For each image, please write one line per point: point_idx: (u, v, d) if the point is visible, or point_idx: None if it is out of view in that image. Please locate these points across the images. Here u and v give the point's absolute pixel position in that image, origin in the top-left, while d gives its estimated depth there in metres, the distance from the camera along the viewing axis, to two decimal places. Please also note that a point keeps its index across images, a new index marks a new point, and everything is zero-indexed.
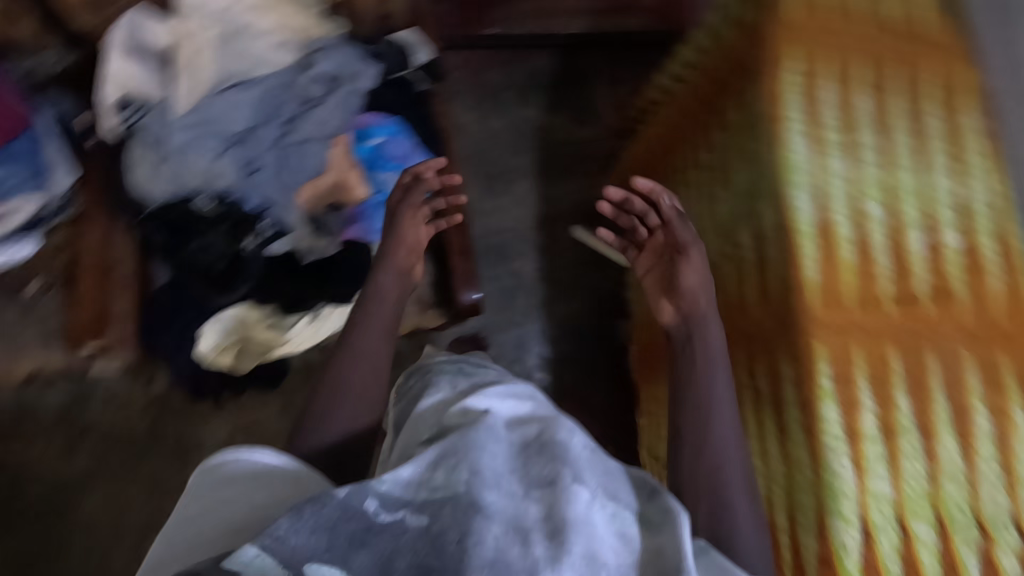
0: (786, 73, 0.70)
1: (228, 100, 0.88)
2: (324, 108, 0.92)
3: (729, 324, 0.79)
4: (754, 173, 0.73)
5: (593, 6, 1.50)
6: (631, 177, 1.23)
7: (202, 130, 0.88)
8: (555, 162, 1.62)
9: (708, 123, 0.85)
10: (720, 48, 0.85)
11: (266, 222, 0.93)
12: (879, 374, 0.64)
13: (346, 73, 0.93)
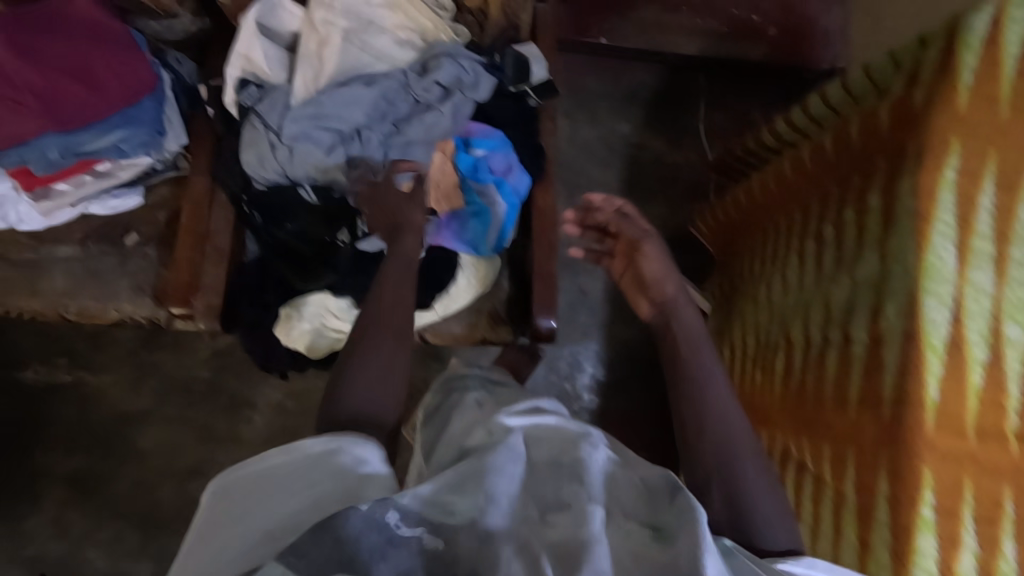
0: (945, 168, 0.63)
1: (344, 94, 0.87)
2: (435, 114, 0.90)
3: (822, 415, 0.76)
4: (886, 268, 0.67)
5: (710, 30, 1.44)
6: (730, 220, 1.18)
7: (316, 122, 0.87)
8: (642, 182, 1.57)
9: (840, 197, 0.80)
10: (866, 116, 0.78)
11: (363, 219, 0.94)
12: (988, 515, 0.60)
13: (464, 81, 0.90)
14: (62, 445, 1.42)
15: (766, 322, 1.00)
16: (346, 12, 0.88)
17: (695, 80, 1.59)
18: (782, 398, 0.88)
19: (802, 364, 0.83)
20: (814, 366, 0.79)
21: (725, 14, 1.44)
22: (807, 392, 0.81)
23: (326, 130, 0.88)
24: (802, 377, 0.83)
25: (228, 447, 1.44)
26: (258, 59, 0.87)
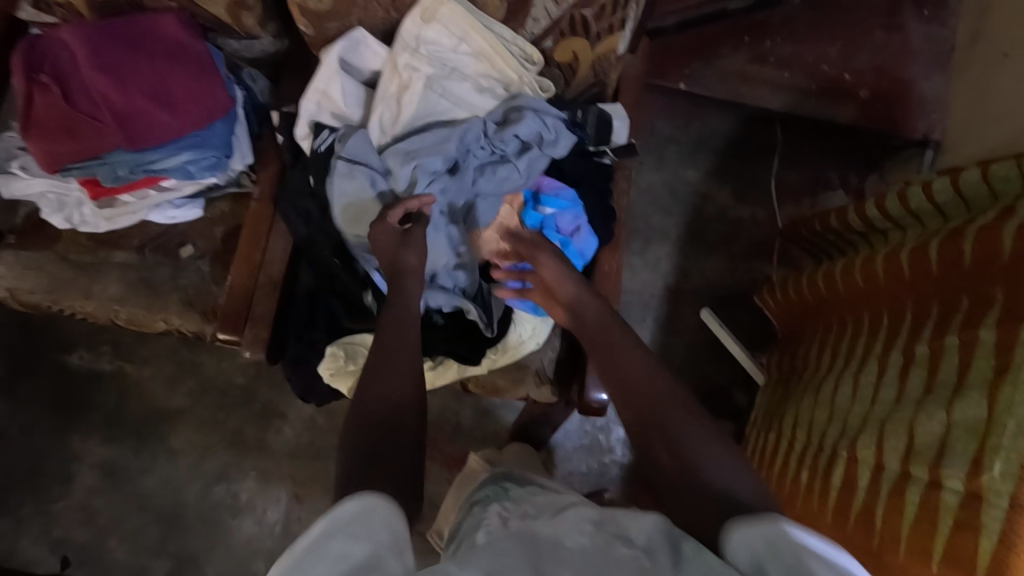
0: None
1: (422, 146, 0.86)
2: (513, 168, 0.87)
3: (895, 554, 0.71)
4: (991, 419, 0.62)
5: (799, 86, 1.36)
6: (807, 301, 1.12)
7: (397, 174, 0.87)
8: (702, 234, 1.50)
9: (944, 320, 0.73)
10: (978, 235, 0.71)
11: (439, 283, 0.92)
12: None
13: (543, 134, 0.86)
14: (96, 432, 1.43)
15: (824, 426, 0.94)
16: (430, 60, 0.85)
17: (771, 133, 1.52)
18: (838, 519, 0.82)
19: (870, 491, 0.77)
20: (887, 500, 0.74)
21: (817, 69, 1.36)
22: (876, 525, 0.74)
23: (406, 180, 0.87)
24: (868, 504, 0.77)
25: (255, 454, 1.43)
26: (336, 95, 0.87)
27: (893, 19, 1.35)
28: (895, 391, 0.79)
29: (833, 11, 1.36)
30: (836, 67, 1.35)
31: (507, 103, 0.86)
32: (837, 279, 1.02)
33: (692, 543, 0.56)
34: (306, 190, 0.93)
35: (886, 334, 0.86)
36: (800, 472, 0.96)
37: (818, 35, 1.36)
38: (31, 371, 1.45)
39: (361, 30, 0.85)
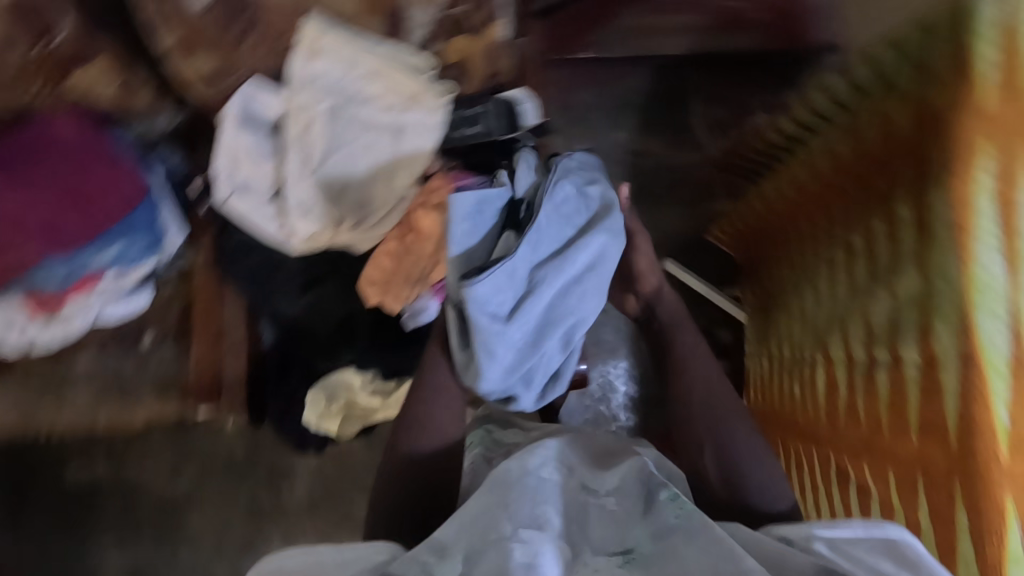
0: (977, 173, 0.60)
1: (508, 296, 0.69)
2: (583, 292, 0.73)
3: (883, 442, 0.73)
4: (929, 285, 0.65)
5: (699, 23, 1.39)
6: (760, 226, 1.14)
7: (493, 343, 0.70)
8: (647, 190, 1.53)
9: (871, 208, 0.76)
10: (882, 121, 0.74)
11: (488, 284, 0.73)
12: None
13: (597, 244, 0.73)
14: (113, 537, 1.42)
15: (803, 336, 0.97)
16: (330, 90, 0.86)
17: (686, 77, 1.55)
18: (832, 415, 0.85)
19: (849, 386, 0.80)
20: (864, 390, 0.76)
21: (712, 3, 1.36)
22: (863, 412, 0.77)
23: (499, 348, 0.70)
24: (852, 395, 0.80)
25: (274, 518, 1.43)
26: (246, 148, 0.88)
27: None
28: (848, 288, 0.82)
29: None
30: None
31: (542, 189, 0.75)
32: (775, 199, 1.05)
33: (668, 488, 0.60)
34: (245, 249, 0.93)
35: (828, 235, 0.88)
36: (795, 389, 0.98)
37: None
38: (30, 496, 1.43)
39: (256, 77, 0.86)
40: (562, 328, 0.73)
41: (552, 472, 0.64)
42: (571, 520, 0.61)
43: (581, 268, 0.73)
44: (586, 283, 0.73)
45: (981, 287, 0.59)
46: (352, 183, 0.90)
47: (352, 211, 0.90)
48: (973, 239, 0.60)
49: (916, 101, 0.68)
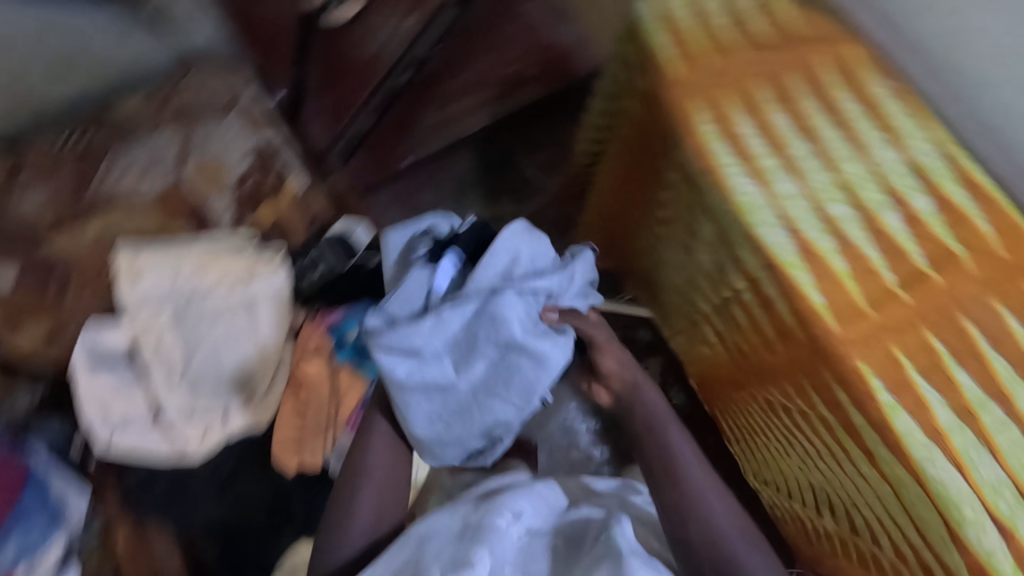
0: (700, 125, 0.72)
1: (428, 359, 0.71)
2: (510, 389, 0.73)
3: (767, 363, 0.79)
4: (717, 223, 0.74)
5: None
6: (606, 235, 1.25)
7: (402, 392, 0.73)
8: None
9: (654, 183, 0.88)
10: (627, 116, 0.88)
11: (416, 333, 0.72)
12: (964, 347, 0.63)
13: (536, 354, 0.72)
14: None
15: (681, 307, 1.04)
16: (168, 298, 0.91)
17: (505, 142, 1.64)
18: (732, 360, 0.92)
19: (725, 328, 0.87)
20: (733, 325, 0.84)
21: (489, 78, 1.42)
22: (744, 346, 0.84)
23: (407, 401, 0.73)
24: (730, 334, 0.87)
25: None
26: (109, 386, 0.88)
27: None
28: (678, 252, 0.91)
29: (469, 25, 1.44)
30: (500, 62, 1.43)
31: (506, 267, 0.74)
32: (598, 217, 1.12)
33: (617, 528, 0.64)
34: (146, 481, 0.89)
35: (646, 219, 0.98)
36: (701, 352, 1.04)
37: (467, 55, 1.43)
38: None
39: (93, 318, 0.88)
40: (477, 411, 0.74)
41: (505, 519, 0.66)
42: (526, 561, 0.65)
43: (513, 368, 0.72)
44: (515, 381, 0.72)
45: (747, 207, 0.69)
46: (226, 369, 0.92)
47: (237, 392, 0.93)
48: (723, 175, 0.70)
49: (638, 92, 0.82)
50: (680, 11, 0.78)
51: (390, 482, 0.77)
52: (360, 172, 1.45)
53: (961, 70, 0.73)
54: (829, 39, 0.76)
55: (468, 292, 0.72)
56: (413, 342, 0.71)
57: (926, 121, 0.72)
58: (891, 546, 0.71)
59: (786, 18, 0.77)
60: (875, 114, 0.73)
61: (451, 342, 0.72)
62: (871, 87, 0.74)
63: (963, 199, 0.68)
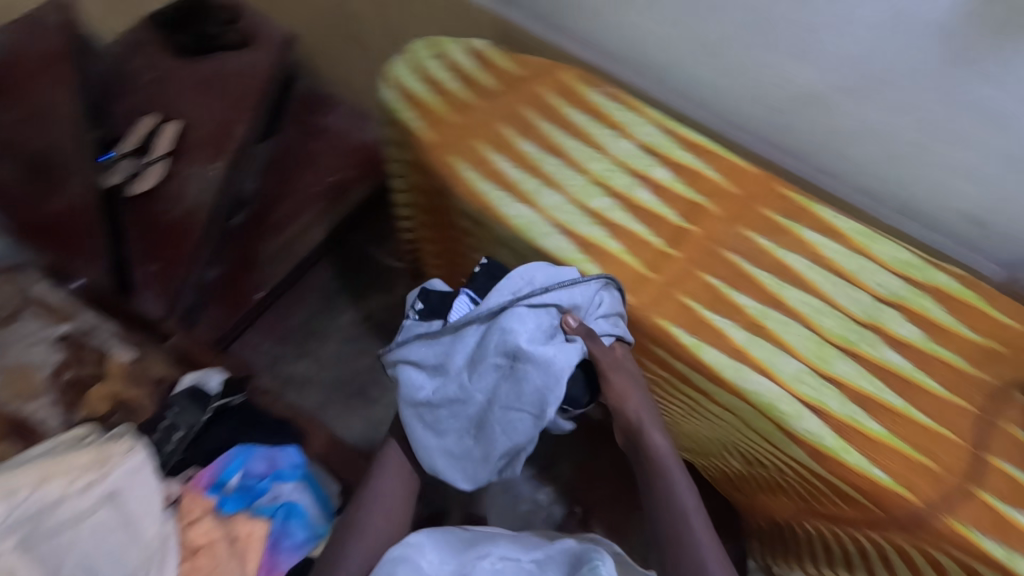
0: (463, 172, 0.81)
1: (450, 379, 0.69)
2: (520, 399, 0.66)
3: None
4: (512, 249, 0.82)
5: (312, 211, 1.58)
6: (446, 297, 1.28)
7: (428, 413, 0.71)
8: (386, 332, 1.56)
9: (457, 235, 0.95)
10: (415, 186, 0.96)
11: (428, 359, 0.71)
12: (734, 276, 0.73)
13: (542, 366, 0.65)
14: None
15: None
16: (7, 526, 0.73)
17: (353, 243, 1.64)
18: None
19: None
20: None
21: (312, 192, 1.47)
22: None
23: (434, 420, 0.71)
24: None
25: None
26: None
27: (307, 118, 1.54)
28: None
29: (280, 150, 1.49)
30: (316, 176, 1.48)
31: (510, 290, 0.70)
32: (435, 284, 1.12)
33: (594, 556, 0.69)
34: None
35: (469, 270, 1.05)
36: None
37: (286, 179, 1.47)
38: None
39: None
40: (495, 423, 0.67)
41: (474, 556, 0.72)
42: None
43: (518, 378, 0.66)
44: (522, 391, 0.66)
45: (526, 227, 0.77)
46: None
47: None
48: (496, 209, 0.79)
49: (412, 163, 0.91)
50: (416, 86, 0.88)
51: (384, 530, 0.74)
52: (218, 325, 1.37)
53: (653, 61, 0.87)
54: (544, 70, 0.89)
55: (486, 312, 0.69)
56: (434, 360, 0.71)
57: (642, 108, 0.85)
58: (773, 468, 0.76)
59: (504, 66, 0.89)
60: (601, 116, 0.85)
61: (465, 363, 0.69)
62: (591, 98, 0.86)
63: (691, 159, 0.81)
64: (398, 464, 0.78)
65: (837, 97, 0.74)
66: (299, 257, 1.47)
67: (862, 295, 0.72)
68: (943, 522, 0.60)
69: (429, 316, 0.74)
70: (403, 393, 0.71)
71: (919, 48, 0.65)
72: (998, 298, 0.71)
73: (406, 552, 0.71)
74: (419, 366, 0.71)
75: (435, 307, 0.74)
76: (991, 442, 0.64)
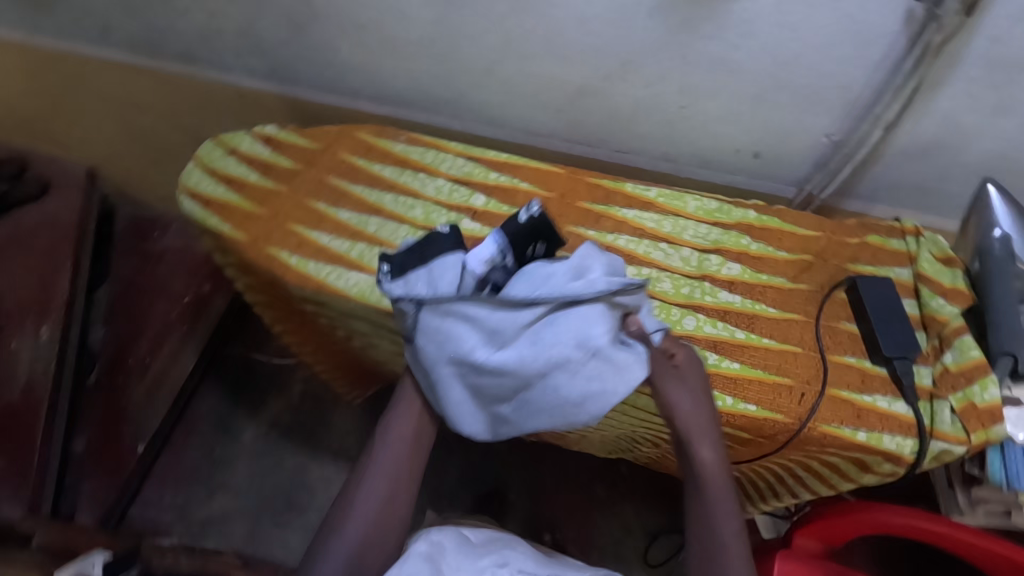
0: (286, 259, 0.79)
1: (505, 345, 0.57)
2: (587, 393, 0.55)
3: None
4: (362, 319, 0.79)
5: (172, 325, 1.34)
6: (347, 389, 1.17)
7: (469, 373, 0.58)
8: (302, 433, 1.36)
9: (313, 322, 0.91)
10: (251, 289, 0.91)
11: (482, 316, 0.57)
12: None
13: (622, 370, 0.56)
14: None
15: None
16: None
17: (233, 355, 1.45)
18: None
19: None
20: None
21: (170, 319, 1.32)
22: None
23: (474, 381, 0.58)
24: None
25: None
26: None
27: (141, 246, 1.41)
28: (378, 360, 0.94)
29: (119, 289, 1.36)
30: (171, 301, 1.34)
31: (573, 272, 0.58)
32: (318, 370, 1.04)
33: None
34: None
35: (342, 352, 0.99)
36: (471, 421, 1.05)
37: (136, 317, 1.33)
38: None
39: None
40: (544, 407, 0.56)
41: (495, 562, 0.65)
42: None
43: (590, 374, 0.55)
44: (591, 389, 0.55)
45: (364, 293, 0.76)
46: None
47: None
48: (330, 285, 0.77)
49: (238, 267, 0.86)
50: (213, 190, 0.84)
51: (388, 505, 0.60)
52: (99, 499, 1.19)
53: (440, 99, 0.90)
54: (338, 135, 0.89)
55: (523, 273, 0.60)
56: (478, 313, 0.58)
57: (444, 145, 0.87)
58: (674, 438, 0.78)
59: (299, 144, 0.88)
60: (407, 163, 0.86)
61: (520, 334, 0.57)
62: (393, 149, 0.87)
63: (501, 178, 0.84)
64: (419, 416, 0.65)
65: (601, 84, 0.80)
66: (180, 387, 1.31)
67: (685, 251, 0.77)
68: (816, 429, 0.66)
69: (405, 272, 0.61)
70: (439, 351, 0.59)
71: (641, 29, 0.71)
72: (795, 214, 0.78)
73: (430, 550, 0.64)
74: (467, 317, 0.58)
75: (418, 257, 0.61)
76: (827, 341, 0.70)
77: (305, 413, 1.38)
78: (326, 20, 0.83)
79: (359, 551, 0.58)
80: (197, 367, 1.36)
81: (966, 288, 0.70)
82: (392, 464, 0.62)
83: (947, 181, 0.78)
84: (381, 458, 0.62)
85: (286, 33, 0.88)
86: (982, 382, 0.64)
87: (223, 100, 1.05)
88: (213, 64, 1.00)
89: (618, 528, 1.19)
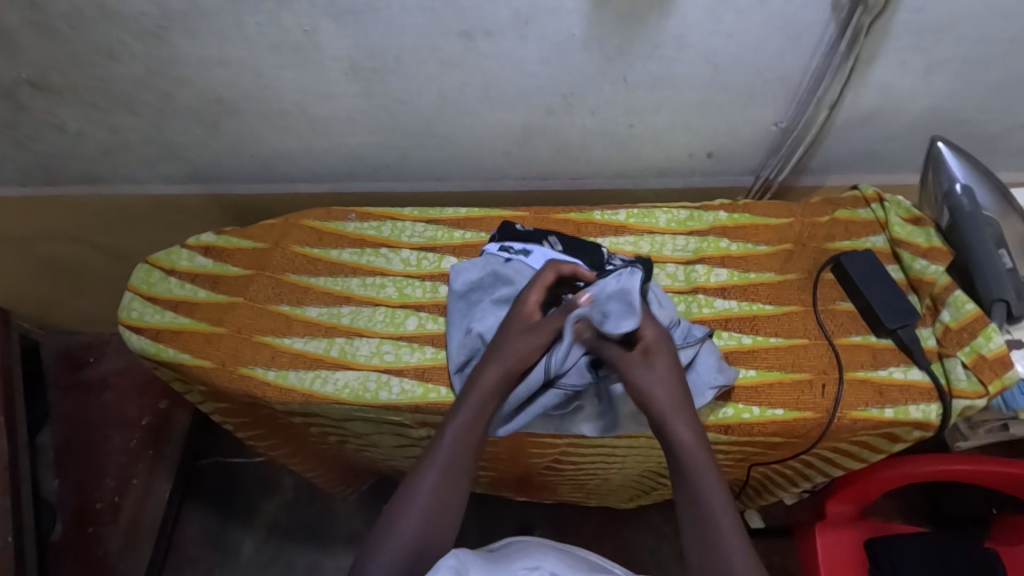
0: (263, 375, 0.72)
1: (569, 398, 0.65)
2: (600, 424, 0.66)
3: (507, 457, 0.79)
4: (359, 419, 0.73)
5: (136, 456, 1.15)
6: (349, 490, 1.07)
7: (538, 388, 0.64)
8: (302, 534, 1.17)
9: (299, 431, 0.83)
10: (222, 414, 0.82)
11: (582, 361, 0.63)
12: None
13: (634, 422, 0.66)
14: None
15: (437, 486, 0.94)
16: None
17: (209, 465, 1.22)
18: (504, 471, 0.86)
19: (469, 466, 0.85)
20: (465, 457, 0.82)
21: (131, 448, 1.15)
22: (488, 459, 0.81)
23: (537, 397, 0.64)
24: (480, 461, 0.83)
25: None
26: None
27: (77, 377, 1.21)
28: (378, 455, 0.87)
29: (65, 431, 1.16)
30: (126, 428, 1.17)
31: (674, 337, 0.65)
32: (314, 472, 0.96)
33: None
34: None
35: (336, 453, 0.92)
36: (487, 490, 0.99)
37: (90, 457, 1.15)
38: None
39: None
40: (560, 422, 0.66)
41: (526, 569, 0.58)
42: None
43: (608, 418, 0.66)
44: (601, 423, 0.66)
45: (357, 393, 0.71)
46: None
47: None
48: (317, 393, 0.71)
49: (205, 392, 0.78)
50: (158, 318, 0.76)
51: (450, 495, 0.58)
52: None
53: (381, 167, 0.86)
54: (282, 225, 0.83)
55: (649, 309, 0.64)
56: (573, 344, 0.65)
57: (399, 213, 0.83)
58: None
59: (242, 246, 0.81)
60: (364, 240, 0.81)
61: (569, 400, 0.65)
62: (345, 229, 0.82)
63: (467, 235, 0.80)
64: (486, 393, 0.62)
65: (546, 121, 0.78)
66: (162, 520, 1.12)
67: (670, 267, 0.75)
68: (846, 416, 0.65)
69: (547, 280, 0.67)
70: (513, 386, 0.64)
71: (578, 63, 0.69)
72: (763, 205, 0.79)
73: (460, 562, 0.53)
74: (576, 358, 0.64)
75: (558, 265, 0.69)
76: (830, 326, 0.70)
77: (303, 511, 1.19)
78: (244, 113, 0.78)
79: (416, 552, 0.55)
80: (176, 492, 1.18)
81: (942, 244, 0.72)
82: (457, 448, 0.60)
83: (889, 142, 0.81)
84: (448, 443, 0.60)
85: (202, 134, 0.81)
86: (984, 333, 0.66)
87: (141, 211, 0.96)
88: (124, 179, 0.91)
89: (651, 536, 1.10)
